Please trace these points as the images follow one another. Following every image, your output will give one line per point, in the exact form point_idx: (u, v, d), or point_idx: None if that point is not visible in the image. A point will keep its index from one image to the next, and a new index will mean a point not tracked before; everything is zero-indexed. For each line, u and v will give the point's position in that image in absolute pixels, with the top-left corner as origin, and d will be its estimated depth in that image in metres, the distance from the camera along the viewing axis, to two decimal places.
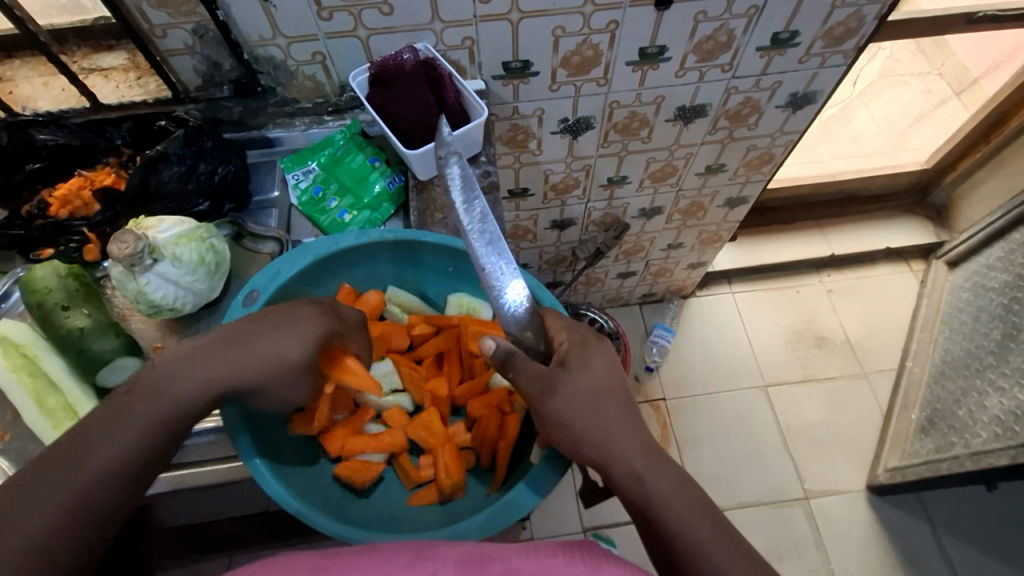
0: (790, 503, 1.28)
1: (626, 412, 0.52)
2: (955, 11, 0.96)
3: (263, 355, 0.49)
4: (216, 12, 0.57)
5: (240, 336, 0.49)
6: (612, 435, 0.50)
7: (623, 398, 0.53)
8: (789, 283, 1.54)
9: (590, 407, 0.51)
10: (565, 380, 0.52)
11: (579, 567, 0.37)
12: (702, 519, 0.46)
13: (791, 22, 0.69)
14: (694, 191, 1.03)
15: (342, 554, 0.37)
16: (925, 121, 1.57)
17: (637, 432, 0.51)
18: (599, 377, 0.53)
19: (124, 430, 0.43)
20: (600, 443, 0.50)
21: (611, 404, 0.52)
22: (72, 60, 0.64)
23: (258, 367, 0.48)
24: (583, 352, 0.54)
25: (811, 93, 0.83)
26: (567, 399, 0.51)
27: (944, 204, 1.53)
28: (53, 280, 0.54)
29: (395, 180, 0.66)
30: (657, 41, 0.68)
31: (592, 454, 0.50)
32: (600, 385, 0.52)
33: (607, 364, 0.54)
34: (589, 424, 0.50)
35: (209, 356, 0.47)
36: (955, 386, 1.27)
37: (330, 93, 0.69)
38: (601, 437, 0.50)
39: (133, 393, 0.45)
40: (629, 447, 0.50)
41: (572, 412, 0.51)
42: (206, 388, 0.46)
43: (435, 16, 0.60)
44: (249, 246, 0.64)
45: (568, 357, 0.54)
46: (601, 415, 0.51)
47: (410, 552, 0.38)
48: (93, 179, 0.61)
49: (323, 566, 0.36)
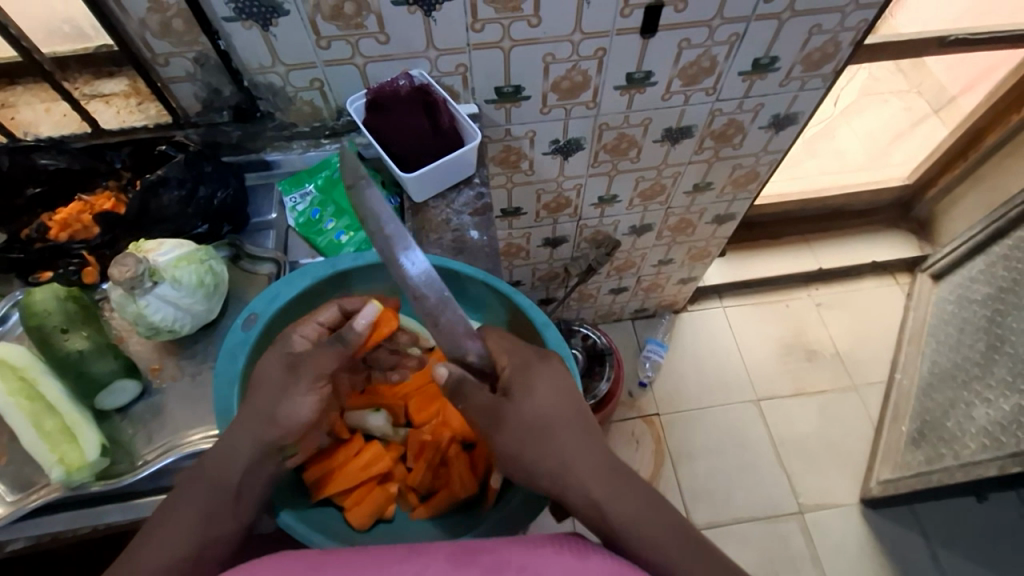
0: (785, 518, 1.28)
1: (580, 434, 0.51)
2: (927, 34, 0.99)
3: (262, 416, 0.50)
4: (218, 41, 0.59)
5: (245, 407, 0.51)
6: (566, 463, 0.49)
7: (578, 419, 0.52)
8: (778, 296, 1.56)
9: (541, 436, 0.50)
10: (510, 411, 0.51)
11: (568, 555, 0.37)
12: (666, 538, 0.45)
13: (771, 47, 0.72)
14: (682, 209, 1.06)
15: (339, 551, 0.37)
16: (905, 137, 1.61)
17: (593, 453, 0.50)
18: (546, 404, 0.51)
19: (171, 520, 0.44)
20: (555, 473, 0.49)
21: (563, 428, 0.51)
22: (74, 86, 0.66)
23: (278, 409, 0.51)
24: (526, 377, 0.52)
25: (793, 114, 0.86)
26: (512, 431, 0.51)
27: (927, 219, 1.56)
28: (52, 302, 0.54)
29: (391, 202, 0.67)
30: (644, 67, 0.71)
31: (550, 485, 0.49)
32: (548, 412, 0.51)
33: (556, 384, 0.53)
34: (539, 456, 0.50)
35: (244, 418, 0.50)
36: (943, 397, 1.29)
37: (328, 118, 0.70)
38: (554, 466, 0.49)
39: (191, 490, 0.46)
40: (585, 472, 0.48)
41: (519, 444, 0.50)
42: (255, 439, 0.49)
43: (430, 44, 0.62)
44: (246, 267, 0.65)
45: (511, 384, 0.52)
46: (552, 445, 0.50)
47: (405, 548, 0.38)
48: (93, 203, 0.61)
49: (317, 567, 0.35)
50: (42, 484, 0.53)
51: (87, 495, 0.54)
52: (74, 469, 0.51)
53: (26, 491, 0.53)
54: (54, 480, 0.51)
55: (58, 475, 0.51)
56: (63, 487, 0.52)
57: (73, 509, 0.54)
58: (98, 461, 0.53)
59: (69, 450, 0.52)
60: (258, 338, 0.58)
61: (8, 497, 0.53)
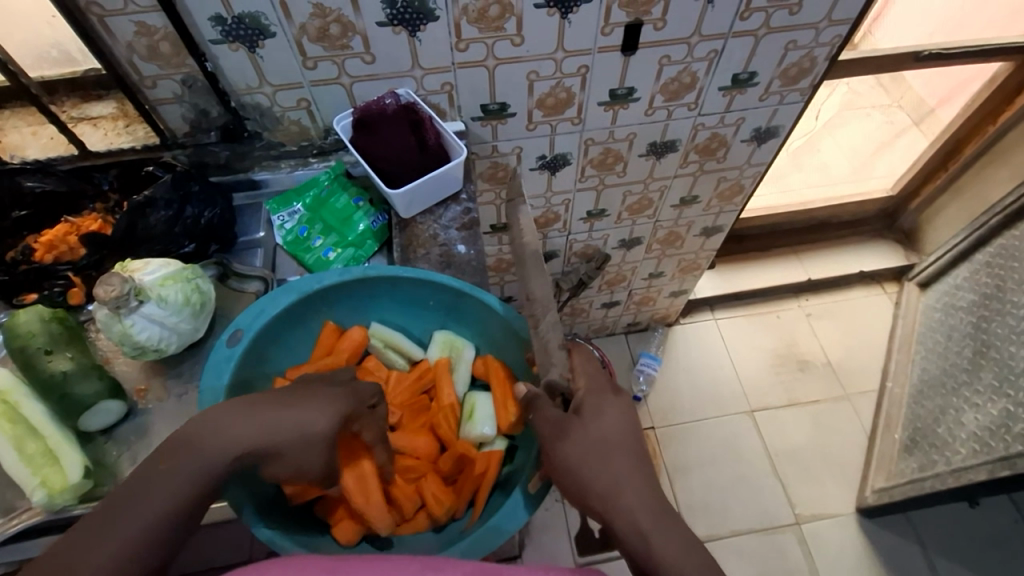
0: (781, 530, 1.28)
1: (637, 464, 0.51)
2: (903, 49, 1.02)
3: (269, 423, 0.48)
4: (205, 64, 0.59)
5: (250, 406, 0.49)
6: (620, 488, 0.49)
7: (638, 452, 0.52)
8: (769, 308, 1.58)
9: (600, 458, 0.50)
10: (578, 426, 0.52)
11: None
12: None
13: (749, 63, 0.73)
14: (670, 222, 1.07)
15: (351, 559, 0.39)
16: (886, 149, 1.64)
17: (648, 487, 0.49)
18: (612, 428, 0.52)
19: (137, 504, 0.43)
20: (608, 496, 0.48)
21: (622, 456, 0.51)
22: (62, 109, 0.66)
23: (283, 422, 0.49)
24: (598, 401, 0.54)
25: (773, 128, 0.88)
26: (578, 446, 0.51)
27: (912, 228, 1.59)
28: (36, 323, 0.54)
29: (378, 218, 0.68)
30: (626, 83, 0.72)
31: (598, 506, 0.49)
32: (613, 434, 0.52)
33: (624, 414, 0.53)
34: (595, 474, 0.50)
35: (241, 415, 0.48)
36: (933, 404, 1.29)
37: (316, 137, 0.71)
38: (607, 488, 0.49)
39: (159, 470, 0.44)
40: (637, 503, 0.48)
41: (580, 459, 0.50)
42: (244, 442, 0.47)
43: (416, 63, 0.63)
44: (234, 285, 0.65)
45: (583, 405, 0.53)
46: (611, 467, 0.50)
47: (420, 562, 0.41)
48: (79, 224, 0.61)
49: (333, 568, 0.38)
50: (24, 508, 0.53)
51: (69, 519, 0.53)
52: (57, 491, 0.51)
53: (8, 516, 0.52)
54: (36, 503, 0.51)
55: (41, 498, 0.50)
56: (45, 510, 0.52)
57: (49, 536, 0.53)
58: (81, 483, 0.52)
59: (51, 473, 0.51)
60: (243, 354, 0.57)
61: None
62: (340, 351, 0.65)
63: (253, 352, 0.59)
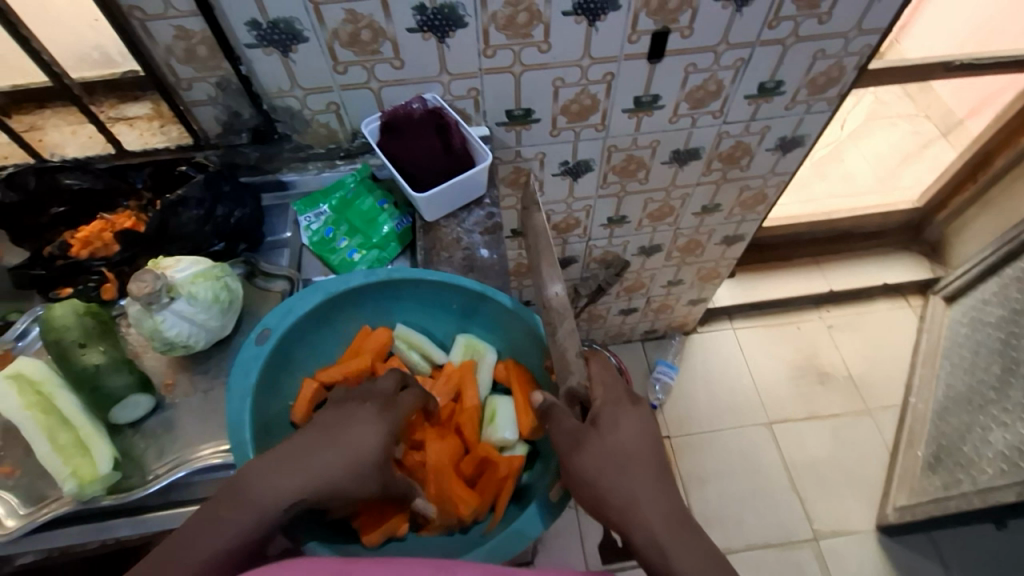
0: (798, 545, 1.25)
1: (655, 476, 0.50)
2: (933, 59, 1.00)
3: (327, 459, 0.48)
4: (240, 67, 0.61)
5: (312, 441, 0.49)
6: (637, 501, 0.48)
7: (656, 463, 0.51)
8: (789, 318, 1.56)
9: (617, 469, 0.50)
10: (595, 438, 0.52)
11: None
12: None
13: (776, 72, 0.73)
14: (691, 229, 1.07)
15: (365, 562, 0.40)
16: (914, 159, 1.61)
17: (666, 500, 0.49)
18: (629, 439, 0.52)
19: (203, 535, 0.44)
20: (625, 508, 0.48)
21: (639, 467, 0.50)
22: (100, 110, 0.68)
23: (340, 458, 0.49)
24: (615, 412, 0.54)
25: (799, 137, 0.87)
26: (594, 457, 0.51)
27: (938, 241, 1.56)
28: (71, 317, 0.55)
29: (403, 221, 0.68)
30: (651, 90, 0.72)
31: (615, 518, 0.49)
32: (631, 446, 0.52)
33: (642, 425, 0.53)
34: (612, 486, 0.49)
35: (303, 452, 0.48)
36: (960, 421, 1.26)
37: (343, 140, 0.72)
38: (624, 500, 0.49)
39: (224, 500, 0.46)
40: (655, 516, 0.47)
41: (597, 471, 0.50)
42: (303, 481, 0.47)
43: (443, 69, 0.64)
44: (260, 284, 0.66)
45: (600, 415, 0.53)
46: (628, 479, 0.50)
47: (433, 565, 0.41)
48: (113, 221, 0.63)
49: (346, 570, 0.39)
50: (53, 497, 0.54)
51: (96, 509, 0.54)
52: (86, 482, 0.52)
53: (38, 504, 0.53)
54: (67, 492, 0.52)
55: (71, 488, 0.52)
56: (75, 500, 0.53)
57: (83, 523, 0.55)
58: (110, 474, 0.53)
59: (82, 463, 0.52)
60: (271, 352, 0.58)
61: (21, 510, 0.53)
62: (364, 352, 0.66)
63: (281, 351, 0.60)
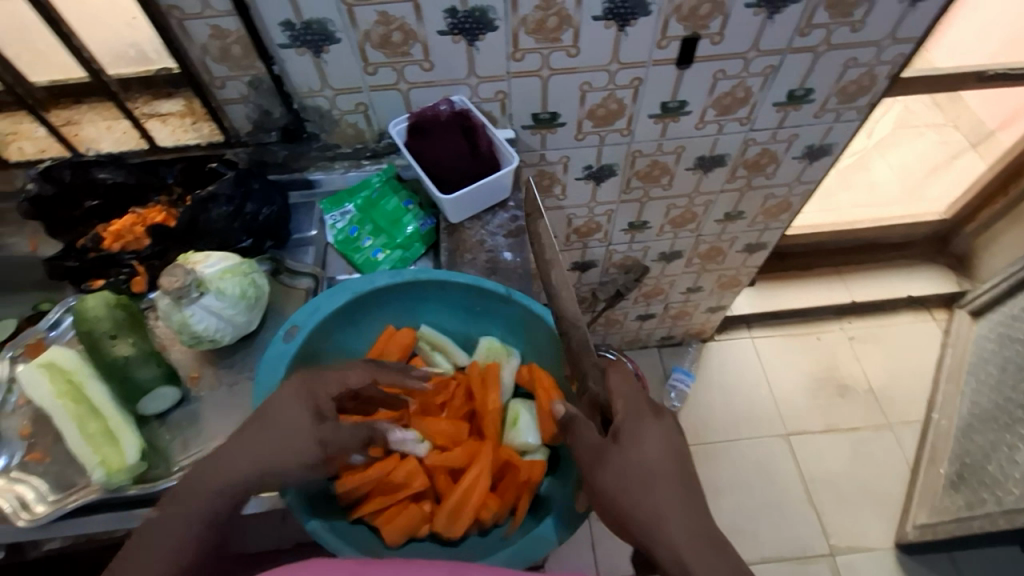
0: (814, 559, 1.23)
1: (679, 491, 0.50)
2: (966, 69, 0.98)
3: (267, 441, 0.50)
4: (273, 67, 0.62)
5: (251, 425, 0.51)
6: (662, 517, 0.48)
7: (680, 478, 0.51)
8: (809, 329, 1.53)
9: (641, 485, 0.50)
10: (617, 452, 0.51)
11: None
12: None
13: (806, 79, 0.72)
14: (712, 236, 1.06)
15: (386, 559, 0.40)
16: (941, 170, 1.58)
17: (690, 515, 0.48)
18: (653, 453, 0.51)
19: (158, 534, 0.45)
20: (649, 525, 0.48)
21: (663, 482, 0.50)
22: (134, 105, 0.68)
23: (279, 439, 0.50)
24: (638, 425, 0.53)
25: (827, 145, 0.86)
26: (617, 473, 0.50)
27: (965, 254, 1.52)
28: (102, 308, 0.56)
29: (427, 222, 0.69)
30: (679, 96, 0.72)
31: (639, 534, 0.48)
32: (654, 460, 0.51)
33: (665, 439, 0.53)
34: (636, 502, 0.49)
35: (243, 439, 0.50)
36: (985, 439, 1.25)
37: (370, 140, 0.72)
38: (648, 516, 0.48)
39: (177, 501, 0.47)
40: (679, 532, 0.47)
41: (620, 487, 0.50)
42: (245, 465, 0.49)
43: (472, 71, 0.64)
44: (285, 281, 0.67)
45: (622, 429, 0.53)
46: (652, 495, 0.49)
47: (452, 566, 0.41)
48: (144, 215, 0.64)
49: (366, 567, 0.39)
50: (82, 485, 0.55)
51: (121, 499, 0.55)
52: (114, 471, 0.53)
53: (66, 492, 0.54)
54: (95, 481, 0.53)
55: (100, 477, 0.52)
56: (102, 489, 0.54)
57: (105, 513, 0.55)
58: (137, 465, 0.54)
59: (110, 453, 0.53)
60: (298, 349, 0.59)
61: (50, 497, 0.54)
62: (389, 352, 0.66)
63: (308, 348, 0.61)
